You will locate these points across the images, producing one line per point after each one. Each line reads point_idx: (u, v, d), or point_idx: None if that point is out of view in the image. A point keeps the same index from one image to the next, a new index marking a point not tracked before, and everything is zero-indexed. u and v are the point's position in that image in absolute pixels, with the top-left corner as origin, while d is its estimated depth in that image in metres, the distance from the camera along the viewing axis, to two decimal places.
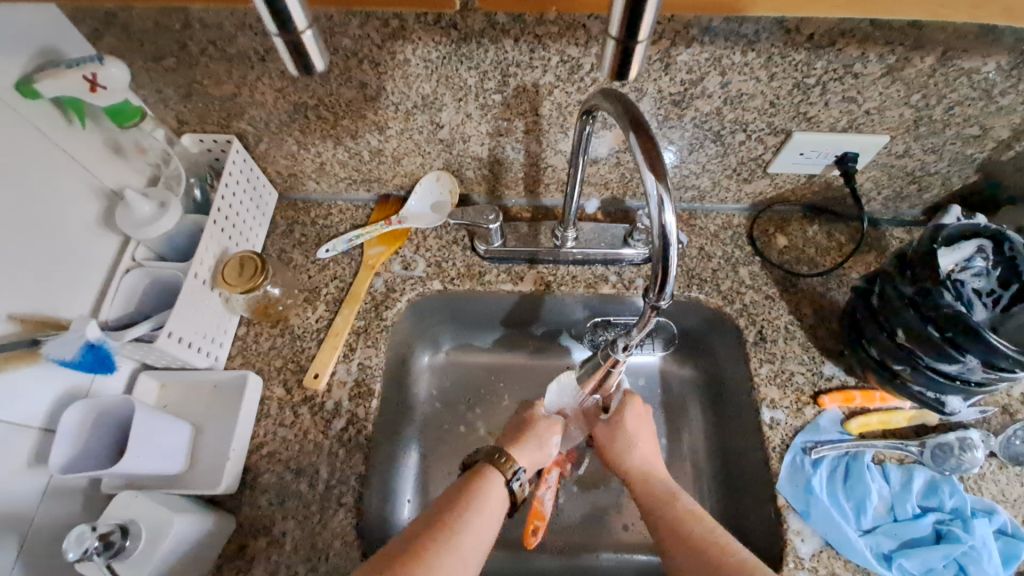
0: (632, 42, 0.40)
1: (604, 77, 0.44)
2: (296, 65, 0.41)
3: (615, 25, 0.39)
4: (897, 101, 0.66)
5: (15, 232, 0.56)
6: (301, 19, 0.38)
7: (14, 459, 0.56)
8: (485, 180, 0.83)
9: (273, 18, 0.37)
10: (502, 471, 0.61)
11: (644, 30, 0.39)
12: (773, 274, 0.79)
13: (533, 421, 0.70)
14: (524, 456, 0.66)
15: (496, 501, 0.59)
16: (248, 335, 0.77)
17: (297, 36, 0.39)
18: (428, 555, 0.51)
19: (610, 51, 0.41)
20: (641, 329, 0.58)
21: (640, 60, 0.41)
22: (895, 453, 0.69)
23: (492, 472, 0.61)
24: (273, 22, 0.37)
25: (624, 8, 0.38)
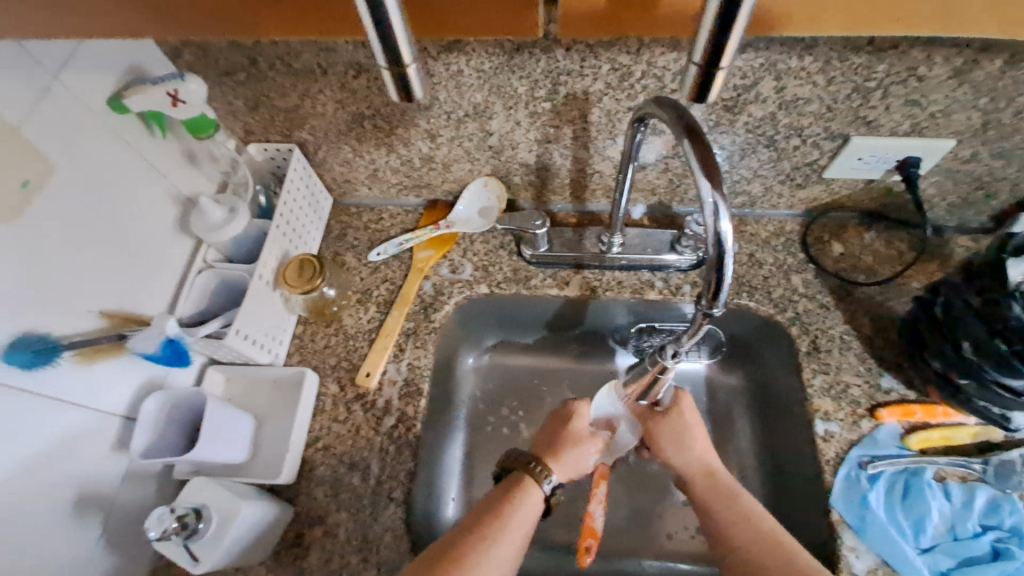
0: (713, 69, 0.41)
1: (684, 99, 0.45)
2: (399, 93, 0.43)
3: (698, 51, 0.41)
4: (963, 105, 0.63)
5: (106, 236, 0.62)
6: (408, 55, 0.40)
7: (100, 443, 0.61)
8: (532, 186, 0.84)
9: (385, 53, 0.40)
10: (539, 481, 0.61)
11: (726, 58, 0.40)
12: (827, 282, 0.77)
13: (572, 430, 0.67)
14: (562, 470, 0.64)
15: (533, 511, 0.59)
16: (304, 334, 0.81)
17: (403, 70, 0.41)
18: (467, 560, 0.53)
19: (692, 75, 0.42)
20: (691, 336, 0.57)
21: (720, 82, 0.42)
22: (958, 470, 0.66)
23: (531, 483, 0.61)
24: (384, 56, 0.40)
25: (708, 38, 0.39)
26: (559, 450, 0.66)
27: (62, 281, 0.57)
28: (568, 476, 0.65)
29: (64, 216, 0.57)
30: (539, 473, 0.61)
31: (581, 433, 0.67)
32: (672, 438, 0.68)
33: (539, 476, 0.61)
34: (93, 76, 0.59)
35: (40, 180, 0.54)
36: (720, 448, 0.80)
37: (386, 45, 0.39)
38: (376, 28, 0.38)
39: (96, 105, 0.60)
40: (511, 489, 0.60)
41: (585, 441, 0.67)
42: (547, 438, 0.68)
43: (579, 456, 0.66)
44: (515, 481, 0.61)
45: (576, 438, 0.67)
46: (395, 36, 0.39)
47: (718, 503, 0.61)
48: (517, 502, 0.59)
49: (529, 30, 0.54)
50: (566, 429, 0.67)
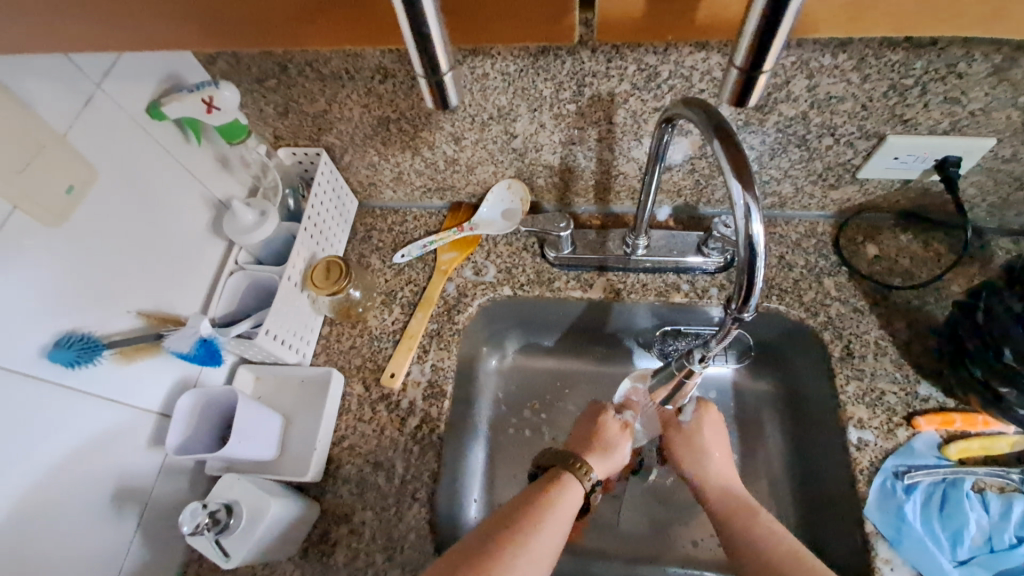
0: (756, 72, 0.40)
1: (723, 102, 0.44)
2: (436, 103, 0.44)
3: (739, 55, 0.40)
4: (1005, 102, 0.60)
5: (144, 239, 0.64)
6: (444, 63, 0.40)
7: (137, 439, 0.63)
8: (555, 188, 0.84)
9: (423, 62, 0.40)
10: (581, 479, 0.61)
11: (769, 62, 0.39)
12: (861, 285, 0.75)
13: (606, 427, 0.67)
14: (600, 466, 0.65)
15: (572, 506, 0.59)
16: (331, 335, 0.82)
17: (440, 79, 0.41)
18: (506, 555, 0.52)
19: (732, 80, 0.42)
20: (720, 341, 0.56)
21: (762, 86, 0.41)
22: (996, 481, 0.64)
23: (571, 479, 0.61)
24: (421, 65, 0.40)
25: (752, 44, 0.38)
26: (594, 446, 0.66)
27: (102, 282, 0.59)
28: (606, 472, 0.65)
29: (105, 219, 0.59)
30: (578, 469, 0.62)
31: (615, 428, 0.68)
32: (692, 451, 0.67)
33: (579, 472, 0.61)
34: (132, 84, 0.61)
35: (83, 187, 0.56)
36: (747, 455, 0.78)
37: (426, 53, 0.39)
38: (418, 38, 0.38)
39: (135, 112, 0.62)
40: (551, 483, 0.60)
41: (619, 436, 0.67)
42: (581, 434, 0.68)
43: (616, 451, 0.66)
44: (552, 476, 0.61)
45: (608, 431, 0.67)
46: (435, 46, 0.39)
47: (739, 517, 0.59)
48: (555, 498, 0.59)
49: (562, 36, 0.55)
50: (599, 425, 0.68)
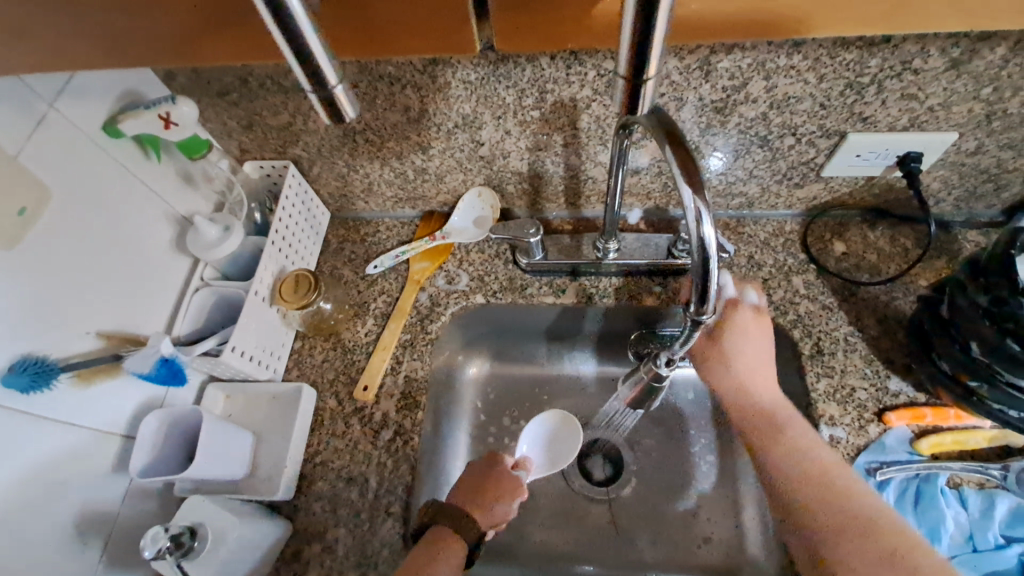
0: (639, 80, 0.42)
1: (617, 107, 0.47)
2: (329, 116, 0.42)
3: (622, 67, 0.41)
4: (964, 96, 0.61)
5: (102, 258, 0.62)
6: (333, 77, 0.39)
7: (98, 464, 0.62)
8: (525, 194, 0.84)
9: (306, 74, 0.38)
10: (465, 534, 0.60)
11: (650, 69, 0.41)
12: (829, 282, 0.76)
13: (497, 476, 0.66)
14: (486, 518, 0.63)
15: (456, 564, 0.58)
16: (303, 349, 0.81)
17: (327, 90, 0.39)
18: None
19: (620, 89, 0.44)
20: (683, 345, 0.57)
21: (648, 93, 0.44)
22: (974, 477, 0.63)
23: (456, 539, 0.60)
24: (306, 79, 0.39)
25: (630, 56, 0.40)
26: (484, 494, 0.64)
27: (61, 302, 0.58)
28: (492, 526, 0.63)
29: (60, 240, 0.58)
30: (463, 524, 0.60)
31: (506, 476, 0.66)
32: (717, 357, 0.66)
33: (463, 528, 0.60)
34: (86, 103, 0.61)
35: (36, 208, 0.55)
36: None
37: (309, 71, 0.38)
38: (301, 63, 0.37)
39: (89, 130, 0.61)
40: (436, 545, 0.59)
41: (507, 482, 0.66)
42: (471, 481, 0.66)
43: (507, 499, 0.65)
44: (432, 536, 0.60)
45: (502, 481, 0.65)
46: (320, 65, 0.38)
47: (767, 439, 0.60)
48: (440, 559, 0.58)
49: (464, 49, 0.58)
50: (486, 473, 0.66)
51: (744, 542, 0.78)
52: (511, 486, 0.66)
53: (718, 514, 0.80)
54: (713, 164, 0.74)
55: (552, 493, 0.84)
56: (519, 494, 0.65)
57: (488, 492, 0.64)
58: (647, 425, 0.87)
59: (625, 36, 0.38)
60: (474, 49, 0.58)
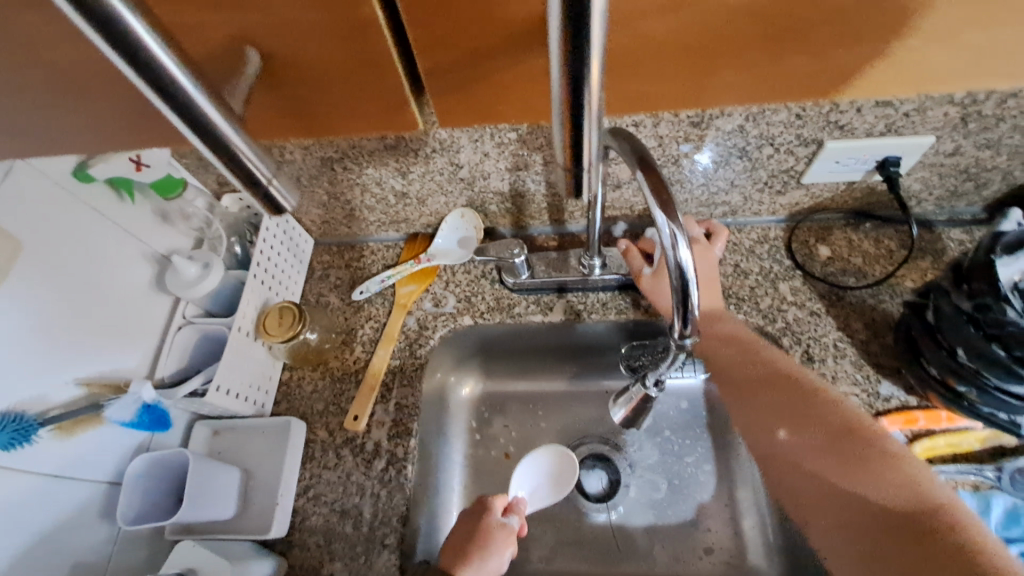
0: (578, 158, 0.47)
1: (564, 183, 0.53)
2: (269, 208, 0.46)
3: (560, 154, 0.48)
4: (940, 100, 0.61)
5: (79, 305, 0.62)
6: (265, 174, 0.42)
7: (85, 513, 0.60)
8: (509, 213, 0.83)
9: (240, 178, 0.42)
10: None
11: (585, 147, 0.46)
12: (816, 287, 0.76)
13: (485, 532, 0.65)
14: None
15: None
16: (291, 380, 0.80)
17: (263, 188, 0.43)
18: None
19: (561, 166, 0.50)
20: (670, 365, 0.56)
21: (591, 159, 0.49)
22: (969, 479, 0.63)
23: None
24: (240, 181, 0.42)
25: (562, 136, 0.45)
26: (471, 550, 0.63)
27: (36, 355, 0.57)
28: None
29: (33, 290, 0.57)
30: None
31: (493, 530, 0.65)
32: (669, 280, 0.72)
33: None
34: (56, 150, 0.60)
35: (6, 262, 0.54)
36: None
37: (239, 171, 0.41)
38: (226, 160, 0.40)
39: (60, 177, 0.60)
40: None
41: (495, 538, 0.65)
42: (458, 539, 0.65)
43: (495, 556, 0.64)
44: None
45: (490, 536, 0.65)
46: (248, 162, 0.40)
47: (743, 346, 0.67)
48: None
49: (408, 125, 0.66)
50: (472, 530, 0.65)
51: (744, 551, 0.78)
52: (502, 538, 0.65)
53: (717, 523, 0.80)
54: (702, 160, 0.71)
55: (551, 511, 0.83)
56: (508, 547, 0.65)
57: (476, 549, 0.63)
58: (642, 437, 0.86)
59: (557, 117, 0.43)
60: (416, 125, 0.66)
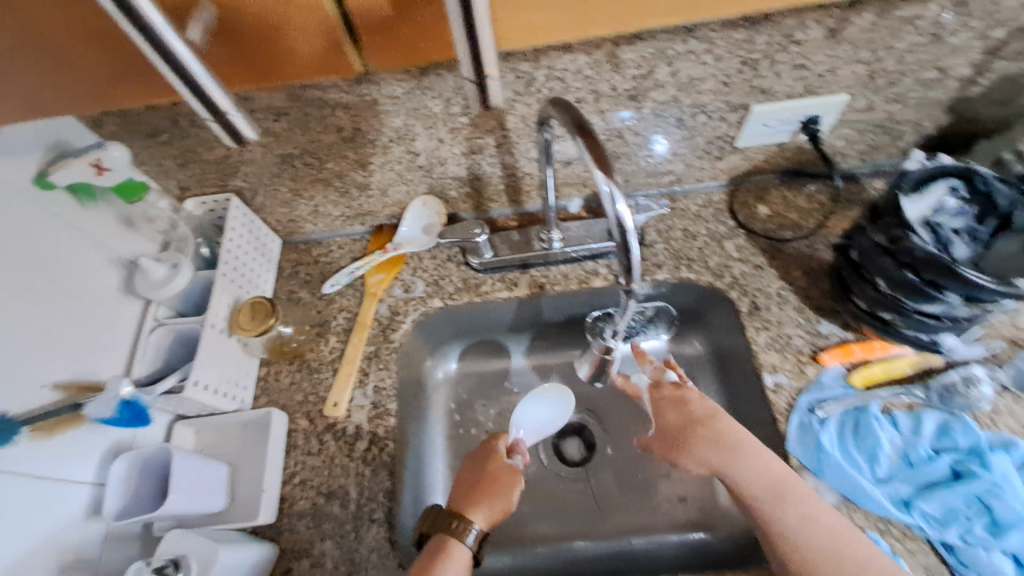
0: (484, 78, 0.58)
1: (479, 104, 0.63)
2: (232, 138, 0.53)
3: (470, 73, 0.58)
4: (847, 60, 0.67)
5: (49, 310, 0.62)
6: (226, 103, 0.49)
7: (71, 512, 0.61)
8: (469, 197, 0.87)
9: (203, 105, 0.48)
10: (463, 538, 0.63)
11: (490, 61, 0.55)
12: (758, 243, 0.82)
13: (494, 474, 0.70)
14: (485, 515, 0.66)
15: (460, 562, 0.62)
16: (269, 375, 0.81)
17: (225, 117, 0.50)
18: None
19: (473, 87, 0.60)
20: (624, 316, 0.61)
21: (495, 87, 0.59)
22: (903, 401, 0.70)
23: (456, 543, 0.63)
24: (203, 107, 0.48)
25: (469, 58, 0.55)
26: (481, 491, 0.68)
27: (12, 361, 0.57)
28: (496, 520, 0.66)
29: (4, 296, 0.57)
30: (460, 529, 0.63)
31: (501, 472, 0.70)
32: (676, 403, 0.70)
33: (460, 532, 0.63)
34: (16, 157, 0.60)
35: None
36: None
37: (202, 98, 0.47)
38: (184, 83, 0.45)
39: (20, 184, 0.61)
40: (436, 553, 0.62)
41: (504, 474, 0.70)
42: (467, 481, 0.70)
43: (506, 494, 0.68)
44: (437, 544, 0.63)
45: (498, 477, 0.70)
46: (207, 91, 0.47)
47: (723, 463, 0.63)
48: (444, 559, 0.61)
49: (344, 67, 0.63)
50: (483, 469, 0.71)
51: (714, 495, 0.83)
52: (509, 478, 0.70)
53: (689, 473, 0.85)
54: (659, 148, 0.79)
55: (532, 478, 0.87)
56: (517, 485, 0.70)
57: (487, 489, 0.68)
58: (613, 401, 0.91)
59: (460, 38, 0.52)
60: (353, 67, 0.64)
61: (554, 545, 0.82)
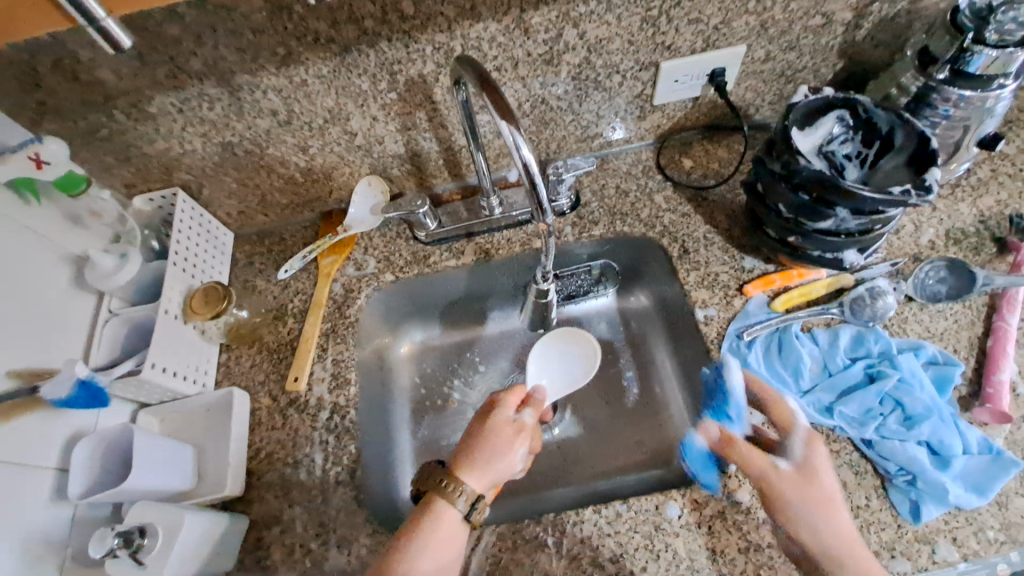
0: None
1: None
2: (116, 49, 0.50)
3: None
4: (737, 12, 0.74)
5: (2, 303, 0.64)
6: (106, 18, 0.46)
7: (39, 495, 0.63)
8: (411, 174, 0.91)
9: None
10: (453, 500, 0.61)
11: None
12: (685, 194, 0.88)
13: (493, 436, 0.65)
14: (479, 479, 0.63)
15: (452, 525, 0.60)
16: (230, 360, 0.84)
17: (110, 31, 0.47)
18: None
19: None
20: (548, 256, 0.69)
21: None
22: (821, 319, 0.75)
23: (445, 505, 0.61)
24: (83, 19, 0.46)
25: None
26: (477, 454, 0.64)
27: None
28: (492, 484, 0.63)
29: None
30: (448, 490, 0.61)
31: (500, 433, 0.66)
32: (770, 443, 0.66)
33: (448, 494, 0.61)
34: None
35: None
36: None
37: None
38: None
39: None
40: (426, 513, 0.61)
41: (503, 435, 0.66)
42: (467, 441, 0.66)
43: (502, 458, 0.64)
44: (423, 507, 0.61)
45: (496, 437, 0.65)
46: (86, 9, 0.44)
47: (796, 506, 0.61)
48: (432, 524, 0.60)
49: None
50: (483, 427, 0.67)
51: (669, 434, 0.87)
52: (508, 439, 0.65)
53: (644, 416, 0.90)
54: (583, 111, 0.84)
55: None
56: (517, 447, 0.65)
57: (481, 453, 0.64)
58: None
59: None
60: None
61: (521, 497, 0.86)
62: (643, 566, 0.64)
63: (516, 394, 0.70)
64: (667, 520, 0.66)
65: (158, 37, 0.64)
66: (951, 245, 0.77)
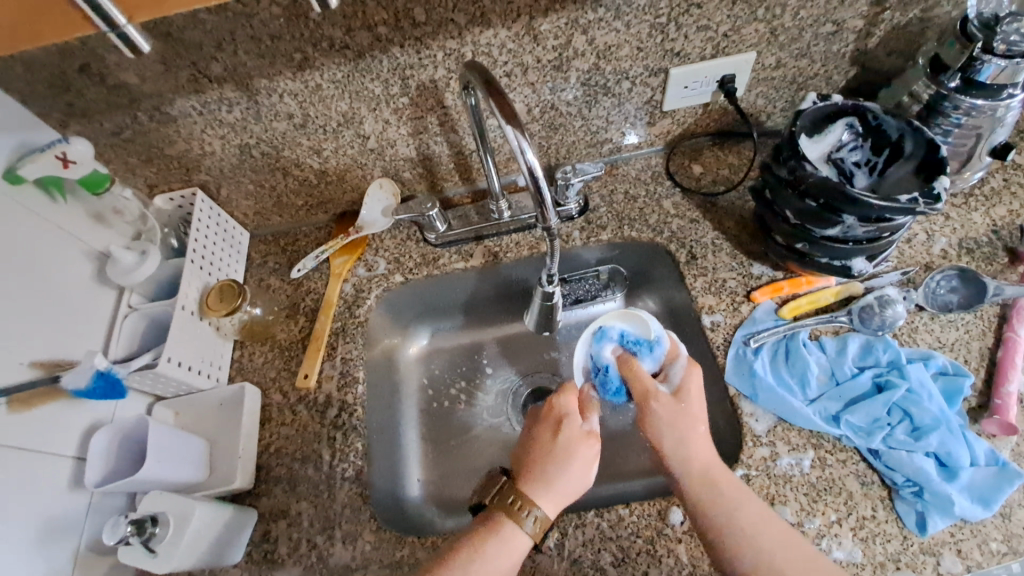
0: None
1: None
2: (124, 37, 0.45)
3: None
4: (747, 19, 0.74)
5: (26, 295, 0.67)
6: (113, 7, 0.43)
7: (57, 481, 0.66)
8: (423, 177, 0.92)
9: None
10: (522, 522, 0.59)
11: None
12: (694, 199, 0.88)
13: (565, 453, 0.63)
14: (550, 501, 0.61)
15: (518, 548, 0.59)
16: (243, 357, 0.86)
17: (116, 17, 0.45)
18: None
19: None
20: (553, 259, 0.70)
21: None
22: (829, 327, 0.75)
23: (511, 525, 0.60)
24: None
25: None
26: (548, 473, 0.62)
27: None
28: (562, 503, 0.62)
29: None
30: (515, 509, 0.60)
31: (569, 450, 0.63)
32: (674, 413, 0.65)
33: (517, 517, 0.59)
34: None
35: None
36: None
37: None
38: None
39: None
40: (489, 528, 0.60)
41: (575, 449, 0.63)
42: (534, 457, 0.64)
43: (574, 475, 0.62)
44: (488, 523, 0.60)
45: (568, 454, 0.63)
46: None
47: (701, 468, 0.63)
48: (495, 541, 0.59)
49: None
50: (551, 443, 0.64)
51: None
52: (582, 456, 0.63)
53: None
54: (592, 116, 0.85)
55: (500, 437, 0.92)
56: (591, 461, 0.63)
57: (553, 474, 0.62)
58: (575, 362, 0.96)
59: None
60: None
61: None
62: (644, 570, 0.64)
63: (571, 397, 0.67)
64: (670, 525, 0.66)
65: (180, 42, 0.66)
66: (964, 255, 0.76)
